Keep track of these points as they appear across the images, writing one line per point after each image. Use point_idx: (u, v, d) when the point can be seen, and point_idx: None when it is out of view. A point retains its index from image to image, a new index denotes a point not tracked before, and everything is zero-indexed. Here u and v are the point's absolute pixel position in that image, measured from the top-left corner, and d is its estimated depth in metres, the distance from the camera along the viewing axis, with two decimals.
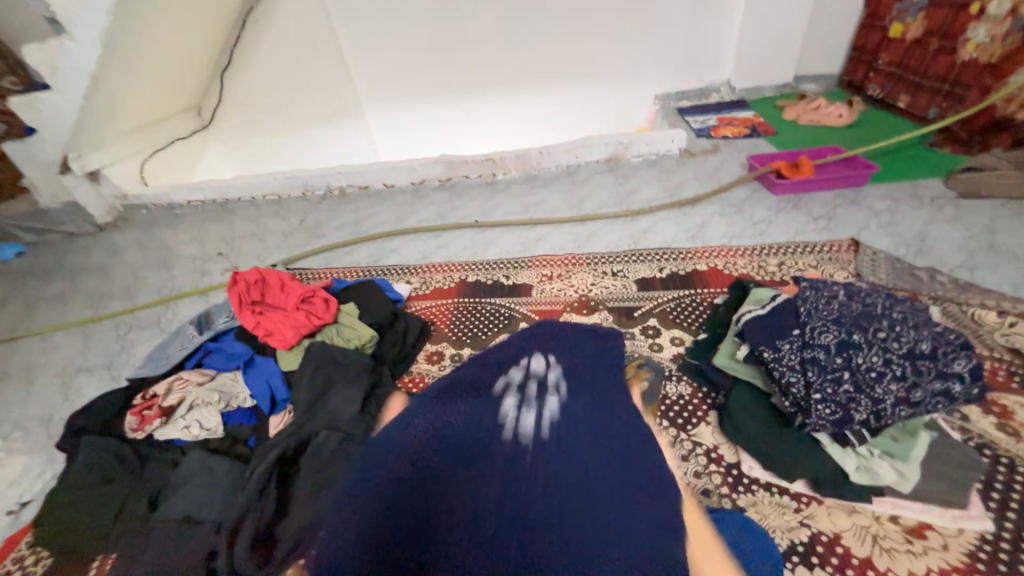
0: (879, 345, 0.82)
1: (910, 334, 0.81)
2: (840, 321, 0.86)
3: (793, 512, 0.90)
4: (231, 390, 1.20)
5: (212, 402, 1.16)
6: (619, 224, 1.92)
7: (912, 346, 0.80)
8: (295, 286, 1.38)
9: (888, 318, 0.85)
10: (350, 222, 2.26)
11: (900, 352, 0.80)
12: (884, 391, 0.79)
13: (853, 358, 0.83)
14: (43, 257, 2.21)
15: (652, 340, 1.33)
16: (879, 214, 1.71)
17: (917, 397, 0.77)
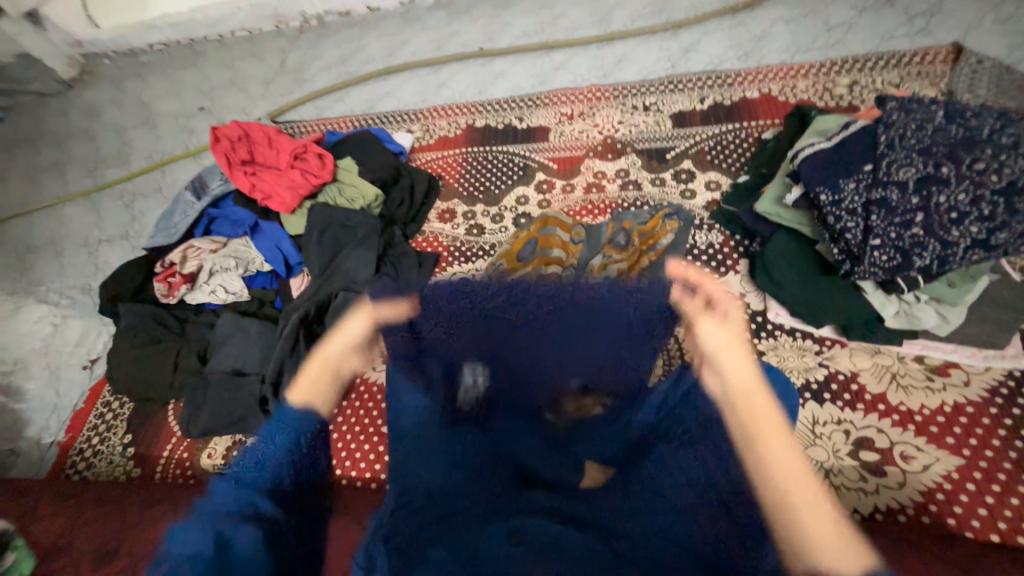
0: (971, 179, 0.69)
1: (1020, 163, 0.67)
2: (927, 151, 0.72)
3: (813, 354, 0.90)
4: (247, 255, 1.19)
5: (231, 268, 1.17)
6: (656, 42, 1.57)
7: (1017, 178, 0.67)
8: (284, 141, 1.23)
9: (991, 143, 0.69)
10: (336, 60, 1.94)
11: (997, 186, 0.67)
12: (959, 234, 0.70)
13: (932, 196, 0.71)
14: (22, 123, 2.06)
15: (685, 186, 1.19)
16: (1000, 6, 1.32)
17: (1002, 238, 0.67)
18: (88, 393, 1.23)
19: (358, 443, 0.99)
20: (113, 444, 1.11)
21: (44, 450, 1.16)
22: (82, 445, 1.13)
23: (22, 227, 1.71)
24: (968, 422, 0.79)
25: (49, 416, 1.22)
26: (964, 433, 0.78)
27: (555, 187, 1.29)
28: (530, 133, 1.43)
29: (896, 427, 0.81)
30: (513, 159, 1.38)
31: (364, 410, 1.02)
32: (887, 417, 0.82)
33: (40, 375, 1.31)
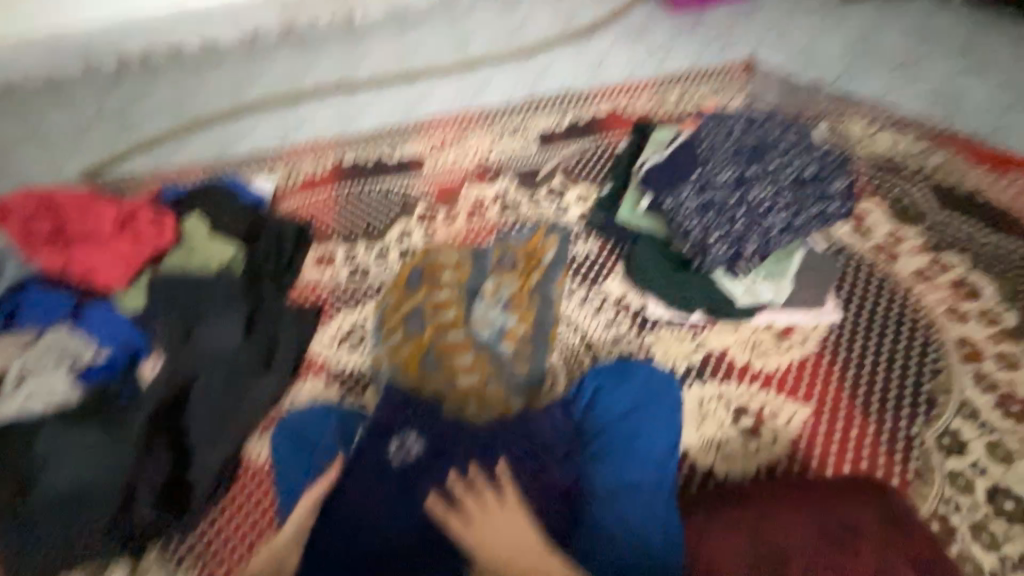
0: (770, 177, 0.84)
1: (798, 161, 0.85)
2: (736, 156, 0.86)
3: (689, 339, 0.99)
4: (73, 347, 0.94)
5: (53, 366, 0.91)
6: (512, 67, 1.65)
7: (798, 173, 0.84)
8: (104, 203, 1.04)
9: (777, 147, 0.86)
10: (171, 103, 1.71)
11: (788, 180, 0.84)
12: (773, 221, 0.83)
13: (747, 193, 0.84)
14: None
15: (559, 201, 1.26)
16: (773, 27, 1.63)
17: (800, 221, 0.83)
18: None
19: (248, 538, 0.86)
20: None
21: None
22: None
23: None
24: (811, 374, 0.93)
25: None
26: (810, 385, 0.92)
27: (437, 215, 1.27)
28: (404, 164, 1.40)
29: (762, 390, 0.92)
30: (389, 192, 1.33)
31: (248, 496, 0.89)
32: (754, 382, 0.93)
33: None
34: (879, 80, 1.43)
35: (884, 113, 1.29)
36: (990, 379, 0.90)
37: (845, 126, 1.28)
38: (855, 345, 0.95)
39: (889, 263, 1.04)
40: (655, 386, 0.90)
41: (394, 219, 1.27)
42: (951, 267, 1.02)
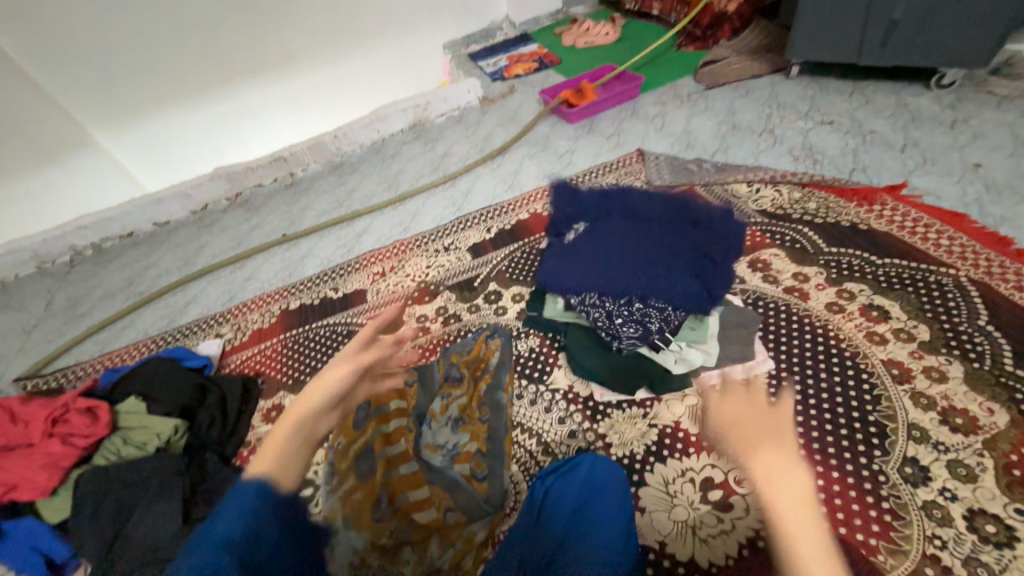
0: (648, 273, 1.07)
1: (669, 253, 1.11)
2: (616, 257, 1.11)
3: (642, 418, 0.99)
4: None
5: None
6: (439, 192, 1.83)
7: (669, 266, 1.08)
8: (33, 407, 1.03)
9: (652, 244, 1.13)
10: (122, 284, 1.78)
11: (660, 271, 1.07)
12: (661, 302, 1.03)
13: (634, 285, 1.06)
14: None
15: (496, 305, 1.32)
16: (653, 120, 1.90)
17: (682, 298, 1.03)
18: None
19: None
20: None
21: None
22: None
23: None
24: None
25: None
26: None
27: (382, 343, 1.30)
28: (347, 300, 1.47)
29: (723, 455, 0.91)
30: (333, 330, 1.37)
31: None
32: (714, 449, 0.92)
33: None
34: (751, 146, 1.64)
35: (761, 173, 1.48)
36: (927, 397, 0.92)
37: (731, 189, 1.45)
38: (799, 389, 0.97)
39: (803, 303, 1.11)
40: (609, 479, 0.88)
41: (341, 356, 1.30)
42: (856, 295, 1.10)
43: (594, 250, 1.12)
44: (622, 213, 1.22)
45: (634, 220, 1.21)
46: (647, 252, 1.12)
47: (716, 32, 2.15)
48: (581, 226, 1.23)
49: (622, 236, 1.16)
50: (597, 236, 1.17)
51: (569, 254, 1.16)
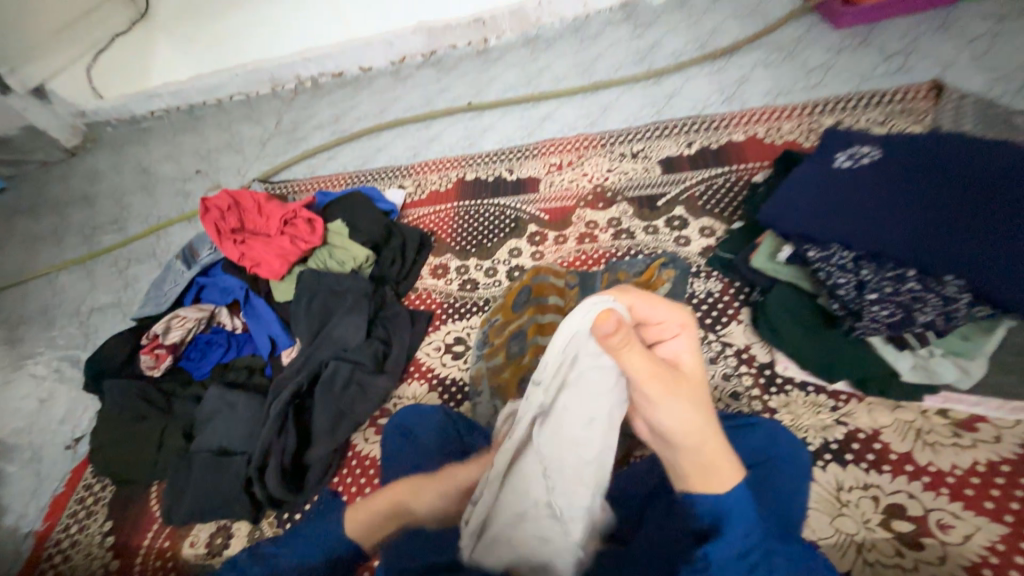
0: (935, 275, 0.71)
1: None
2: (888, 235, 0.74)
3: (828, 410, 0.84)
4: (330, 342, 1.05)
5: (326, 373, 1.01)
6: (639, 88, 1.58)
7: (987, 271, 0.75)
8: (273, 206, 1.24)
9: None
10: (330, 119, 1.96)
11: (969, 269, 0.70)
12: (955, 290, 0.69)
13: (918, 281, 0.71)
14: (33, 196, 2.08)
15: (678, 234, 1.17)
16: (973, 42, 1.34)
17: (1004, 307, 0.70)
18: (68, 476, 1.18)
19: None
20: (92, 534, 1.06)
21: (18, 543, 1.10)
22: (58, 542, 1.07)
23: (13, 299, 1.70)
24: (1007, 484, 0.72)
25: (27, 503, 1.17)
26: (1002, 497, 0.72)
27: (548, 238, 1.27)
28: (522, 184, 1.43)
29: (929, 492, 0.74)
30: (503, 212, 1.37)
31: (346, 472, 0.97)
32: (919, 478, 0.75)
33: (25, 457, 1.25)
34: None
35: None
36: None
37: None
38: None
39: None
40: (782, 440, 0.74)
41: (506, 239, 1.30)
42: None
43: (848, 200, 0.78)
44: (920, 165, 0.76)
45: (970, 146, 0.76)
46: (934, 213, 0.72)
47: None
48: (865, 152, 0.82)
49: (905, 182, 0.76)
50: (874, 174, 0.78)
51: (834, 184, 0.81)
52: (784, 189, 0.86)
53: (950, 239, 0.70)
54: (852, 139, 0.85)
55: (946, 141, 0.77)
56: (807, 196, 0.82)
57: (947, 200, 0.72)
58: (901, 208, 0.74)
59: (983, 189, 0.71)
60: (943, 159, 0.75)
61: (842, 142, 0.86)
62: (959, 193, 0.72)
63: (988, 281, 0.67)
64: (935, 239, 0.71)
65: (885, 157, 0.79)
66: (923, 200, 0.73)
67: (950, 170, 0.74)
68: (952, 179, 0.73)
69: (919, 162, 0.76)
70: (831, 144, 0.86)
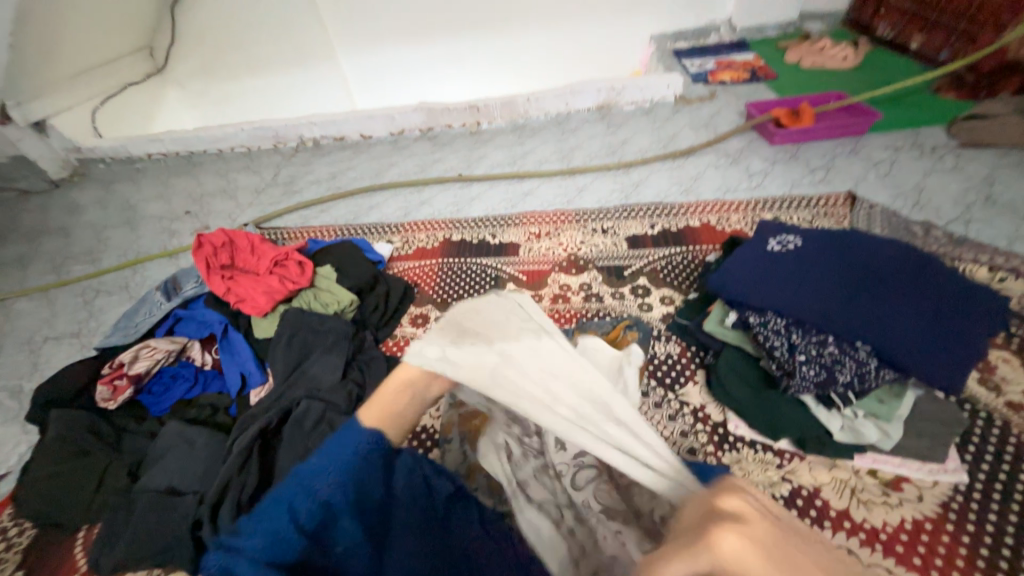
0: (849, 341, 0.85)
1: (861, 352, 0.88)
2: (808, 304, 0.88)
3: (775, 468, 0.91)
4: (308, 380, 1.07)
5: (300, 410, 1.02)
6: (610, 176, 1.81)
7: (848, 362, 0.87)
8: (266, 248, 1.30)
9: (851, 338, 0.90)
10: (327, 176, 2.10)
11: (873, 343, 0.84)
12: (866, 354, 0.83)
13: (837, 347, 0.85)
14: (5, 222, 2.04)
15: (642, 301, 1.29)
16: (878, 165, 1.65)
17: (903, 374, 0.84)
18: None
19: None
20: None
21: None
22: None
23: None
24: (930, 540, 0.79)
25: None
26: (927, 553, 0.78)
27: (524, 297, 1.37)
28: (503, 248, 1.55)
29: (865, 547, 0.80)
30: (485, 271, 1.47)
31: None
32: (856, 535, 0.81)
33: None
34: (1001, 227, 1.37)
35: (995, 257, 1.27)
36: None
37: (965, 269, 1.25)
38: (986, 520, 0.80)
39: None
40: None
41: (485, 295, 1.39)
42: None
43: (771, 278, 0.94)
44: (826, 257, 0.93)
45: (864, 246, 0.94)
46: (831, 296, 0.88)
47: (1000, 82, 1.78)
48: (787, 240, 0.99)
49: (815, 268, 0.92)
50: (792, 258, 0.95)
51: (762, 263, 0.97)
52: (727, 263, 1.01)
53: (861, 312, 0.85)
54: (777, 230, 1.03)
55: (848, 239, 0.95)
56: (743, 271, 0.97)
57: (842, 288, 0.88)
58: (810, 290, 0.89)
59: (868, 282, 0.88)
60: (842, 255, 0.92)
61: (770, 232, 1.03)
62: (851, 284, 0.88)
63: (890, 349, 0.81)
64: (849, 312, 0.85)
65: (802, 246, 0.97)
66: (825, 285, 0.89)
67: (847, 264, 0.91)
68: (846, 271, 0.90)
69: (826, 255, 0.93)
70: (763, 232, 1.04)
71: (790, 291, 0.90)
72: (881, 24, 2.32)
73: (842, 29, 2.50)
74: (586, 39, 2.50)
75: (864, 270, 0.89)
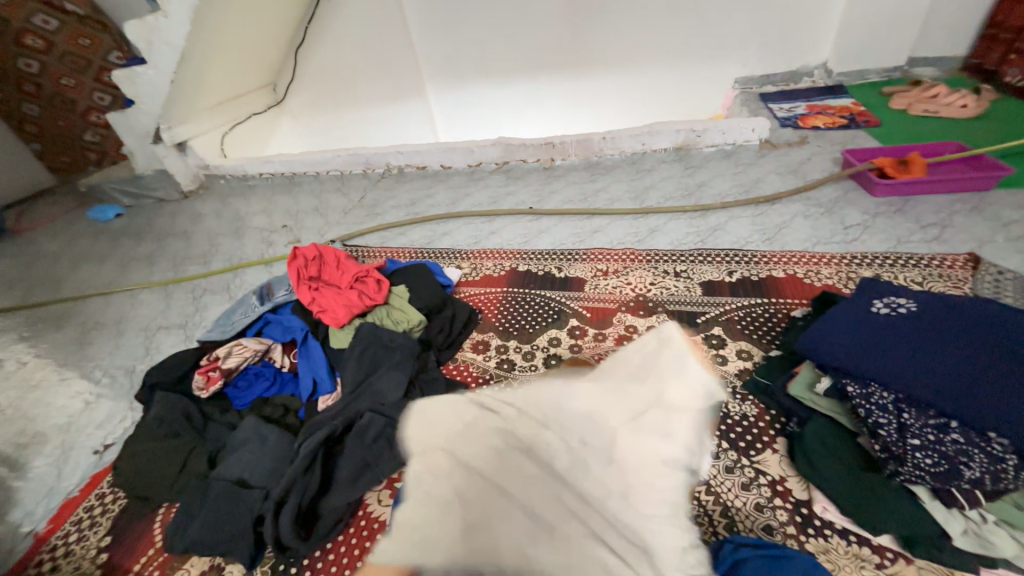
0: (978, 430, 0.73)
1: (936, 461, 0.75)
2: (919, 382, 0.78)
3: (873, 567, 0.78)
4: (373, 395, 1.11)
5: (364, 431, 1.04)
6: (685, 218, 1.75)
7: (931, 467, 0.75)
8: (350, 264, 1.41)
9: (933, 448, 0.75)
10: (407, 202, 2.24)
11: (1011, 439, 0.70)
12: (1002, 449, 0.70)
13: (960, 436, 0.73)
14: (143, 224, 2.40)
15: (715, 351, 1.21)
16: (1007, 225, 1.45)
17: None
18: (85, 481, 1.21)
19: None
20: (88, 547, 1.05)
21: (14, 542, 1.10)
22: (52, 550, 1.06)
23: (95, 307, 1.90)
24: None
25: (39, 501, 1.18)
26: None
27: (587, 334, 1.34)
28: (568, 282, 1.54)
29: None
30: (549, 303, 1.47)
31: (352, 533, 0.96)
32: None
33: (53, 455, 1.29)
34: None
35: None
36: None
37: None
38: None
39: None
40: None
41: (547, 329, 1.38)
42: None
43: (873, 343, 0.85)
44: (944, 327, 0.82)
45: (998, 320, 0.81)
46: (944, 372, 0.78)
47: None
48: (898, 304, 0.90)
49: (929, 339, 0.82)
50: (901, 325, 0.86)
51: (864, 326, 0.88)
52: (822, 322, 0.93)
53: (998, 397, 0.72)
54: (885, 291, 0.94)
55: (975, 311, 0.83)
56: (839, 332, 0.90)
57: (959, 366, 0.77)
58: (919, 361, 0.80)
59: (993, 363, 0.76)
60: (965, 327, 0.81)
61: (877, 293, 0.94)
62: (973, 363, 0.77)
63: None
64: (981, 392, 0.74)
65: (916, 312, 0.87)
66: (938, 360, 0.79)
67: (972, 339, 0.79)
68: (968, 348, 0.79)
69: (944, 325, 0.83)
70: (867, 292, 0.95)
71: (892, 360, 0.82)
72: (1008, 69, 2.09)
73: (960, 76, 2.29)
74: (666, 82, 2.51)
75: (992, 349, 0.77)
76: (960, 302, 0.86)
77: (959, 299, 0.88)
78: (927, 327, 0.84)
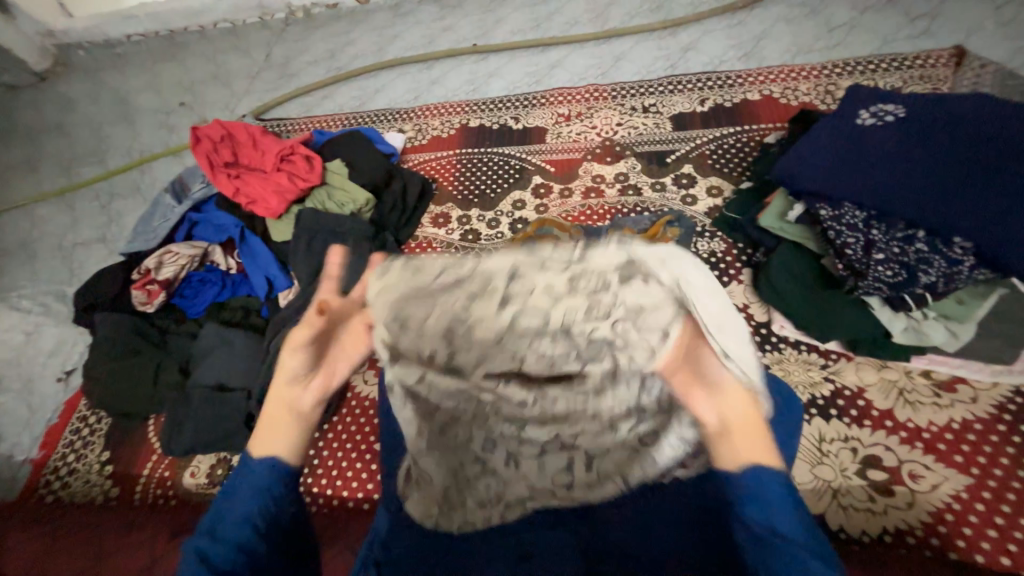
0: (939, 237, 0.75)
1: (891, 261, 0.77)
2: (889, 196, 0.77)
3: (818, 368, 0.87)
4: None
5: None
6: (654, 38, 1.51)
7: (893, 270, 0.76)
8: (269, 141, 1.19)
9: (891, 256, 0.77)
10: (324, 55, 1.84)
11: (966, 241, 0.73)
12: (960, 251, 0.74)
13: (918, 245, 0.75)
14: (2, 122, 1.94)
15: (686, 192, 1.16)
16: (1002, 8, 1.30)
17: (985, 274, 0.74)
18: (62, 408, 1.18)
19: (350, 462, 0.96)
20: (90, 462, 1.08)
21: (15, 470, 1.11)
22: (56, 470, 1.08)
23: None
24: (977, 440, 0.77)
25: (21, 432, 1.17)
26: (971, 451, 0.77)
27: (552, 190, 1.25)
28: (527, 133, 1.37)
29: (905, 445, 0.79)
30: (509, 160, 1.33)
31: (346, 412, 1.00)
32: (895, 433, 0.80)
33: (16, 390, 1.24)
34: None
35: None
36: None
37: None
38: None
39: None
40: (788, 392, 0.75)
41: (509, 190, 1.27)
42: None
43: (852, 159, 0.81)
44: (929, 134, 0.78)
45: (985, 119, 0.76)
46: (918, 184, 0.76)
47: None
48: (887, 112, 0.83)
49: (911, 149, 0.78)
50: (888, 134, 0.81)
51: (847, 139, 0.83)
52: (803, 141, 0.87)
53: (970, 202, 0.73)
54: (876, 98, 0.86)
55: (965, 112, 0.78)
56: (821, 150, 0.84)
57: (935, 175, 0.75)
58: (895, 174, 0.78)
59: (970, 168, 0.74)
60: (950, 131, 0.77)
61: (868, 100, 0.86)
62: (949, 170, 0.75)
63: (991, 250, 0.72)
64: (955, 201, 0.74)
65: (904, 118, 0.81)
66: (915, 170, 0.77)
67: (954, 144, 0.76)
68: (948, 155, 0.76)
69: (931, 131, 0.78)
70: (856, 100, 0.87)
71: (869, 175, 0.79)
72: None
73: None
74: None
75: (971, 154, 0.75)
76: (951, 103, 0.80)
77: (951, 99, 0.82)
78: (913, 134, 0.79)
